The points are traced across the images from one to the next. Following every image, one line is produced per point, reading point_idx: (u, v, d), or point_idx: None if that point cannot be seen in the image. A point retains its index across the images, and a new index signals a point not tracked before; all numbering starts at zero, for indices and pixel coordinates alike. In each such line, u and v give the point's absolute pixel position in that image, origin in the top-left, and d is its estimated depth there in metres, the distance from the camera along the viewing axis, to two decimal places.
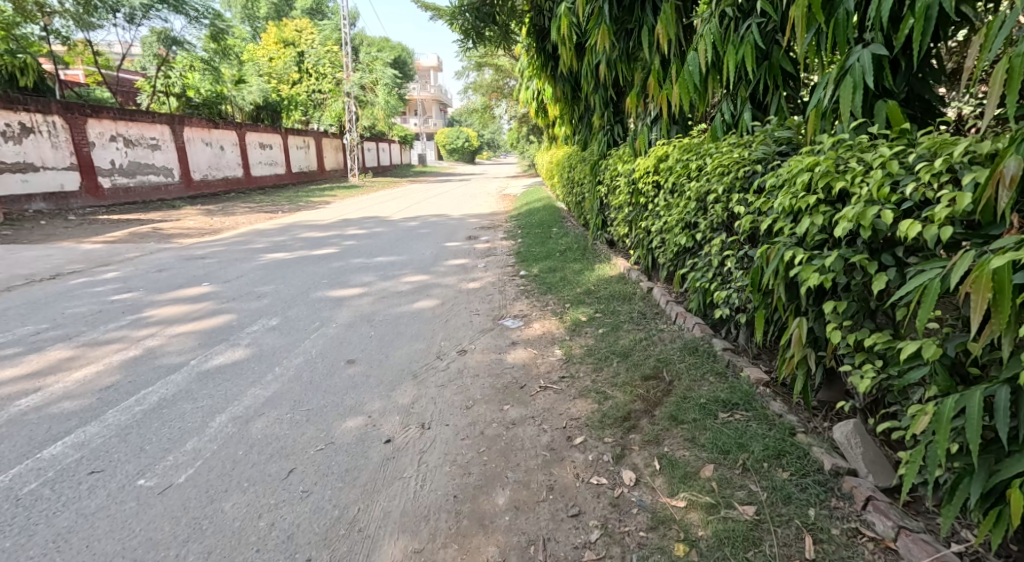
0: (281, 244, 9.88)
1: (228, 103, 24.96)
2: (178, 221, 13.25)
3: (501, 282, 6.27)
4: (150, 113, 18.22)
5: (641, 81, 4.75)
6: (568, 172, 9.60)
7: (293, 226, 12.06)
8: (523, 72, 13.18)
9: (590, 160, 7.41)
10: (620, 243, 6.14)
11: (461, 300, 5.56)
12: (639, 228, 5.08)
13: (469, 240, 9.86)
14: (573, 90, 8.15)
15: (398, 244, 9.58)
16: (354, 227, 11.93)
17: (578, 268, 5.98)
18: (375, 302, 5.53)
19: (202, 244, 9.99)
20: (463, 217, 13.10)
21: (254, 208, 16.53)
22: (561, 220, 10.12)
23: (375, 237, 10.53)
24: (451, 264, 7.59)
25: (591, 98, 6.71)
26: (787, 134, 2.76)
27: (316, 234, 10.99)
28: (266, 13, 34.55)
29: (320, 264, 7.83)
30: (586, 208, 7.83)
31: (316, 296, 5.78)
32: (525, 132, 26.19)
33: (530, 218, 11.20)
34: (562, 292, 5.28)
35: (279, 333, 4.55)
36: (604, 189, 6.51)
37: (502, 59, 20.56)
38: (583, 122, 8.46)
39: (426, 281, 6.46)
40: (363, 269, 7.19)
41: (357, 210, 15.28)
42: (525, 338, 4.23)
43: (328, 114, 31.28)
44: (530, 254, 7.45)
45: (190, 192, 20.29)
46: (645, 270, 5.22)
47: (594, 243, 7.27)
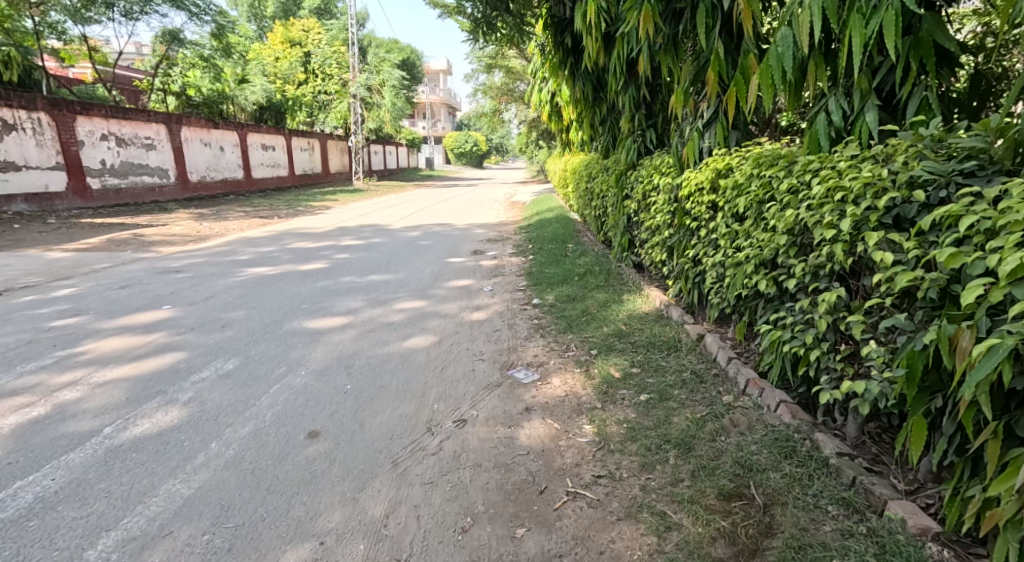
0: (268, 256, 8.98)
1: (229, 103, 24.23)
2: (164, 227, 12.39)
3: (511, 312, 5.34)
4: (145, 111, 17.46)
5: (692, 73, 3.85)
6: (586, 182, 8.68)
7: (285, 234, 11.17)
8: (536, 73, 12.27)
9: (614, 170, 6.50)
10: (653, 269, 5.21)
11: (464, 338, 4.62)
12: (683, 257, 4.15)
13: (474, 255, 8.93)
14: (595, 90, 7.25)
15: (395, 259, 8.66)
16: (350, 236, 11.04)
17: (604, 299, 5.06)
18: (360, 339, 4.59)
19: (182, 254, 9.09)
20: (469, 227, 12.17)
21: (249, 213, 15.69)
22: (577, 234, 9.17)
23: (372, 249, 9.62)
24: (454, 285, 6.65)
25: (618, 99, 5.82)
26: (973, 144, 1.82)
27: (308, 244, 10.07)
28: (273, 11, 33.88)
29: (305, 282, 6.90)
30: (609, 223, 6.91)
31: (290, 328, 4.85)
32: (536, 136, 25.25)
33: (542, 230, 10.28)
34: (587, 332, 4.34)
35: (233, 383, 3.62)
36: (633, 205, 5.58)
37: (514, 61, 19.72)
38: (605, 126, 7.55)
39: (423, 309, 5.53)
40: (352, 291, 6.26)
41: (357, 216, 14.40)
42: (543, 402, 3.29)
43: (333, 115, 30.49)
44: (544, 275, 6.51)
45: (187, 194, 19.57)
46: (689, 307, 4.26)
47: (618, 265, 6.32)
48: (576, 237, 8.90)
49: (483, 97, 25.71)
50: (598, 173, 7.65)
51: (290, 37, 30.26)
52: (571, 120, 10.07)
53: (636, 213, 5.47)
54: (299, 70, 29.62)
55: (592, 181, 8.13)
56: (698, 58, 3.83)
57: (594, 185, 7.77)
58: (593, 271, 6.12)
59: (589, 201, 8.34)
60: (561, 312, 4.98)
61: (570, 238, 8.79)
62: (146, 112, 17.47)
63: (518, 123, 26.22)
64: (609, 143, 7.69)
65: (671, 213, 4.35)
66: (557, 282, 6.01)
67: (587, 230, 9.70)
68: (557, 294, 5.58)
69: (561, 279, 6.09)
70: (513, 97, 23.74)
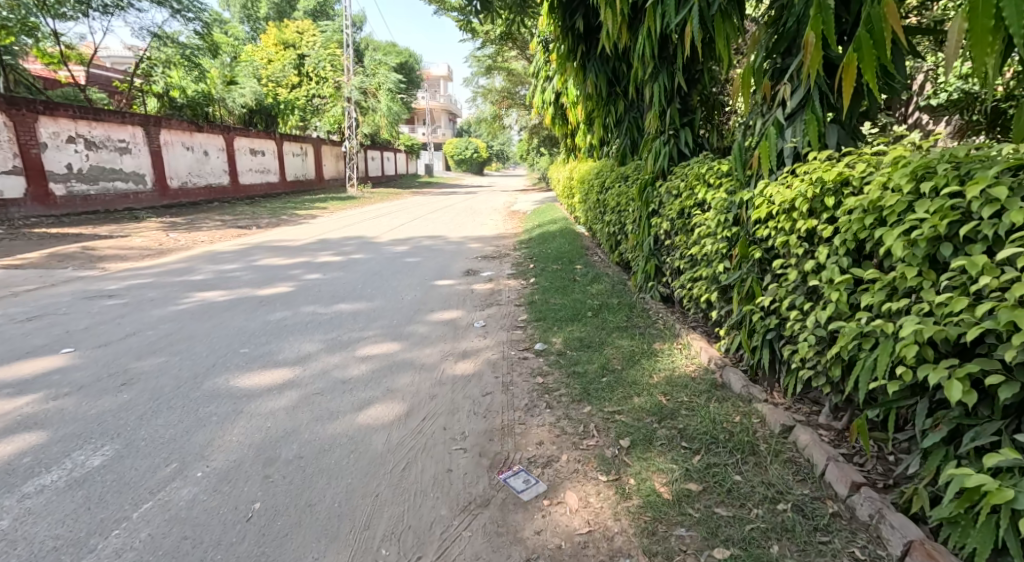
0: (227, 275, 7.80)
1: (216, 105, 23.17)
2: (125, 237, 11.24)
3: (507, 362, 4.14)
4: (119, 113, 16.49)
5: (768, 42, 2.73)
6: (595, 192, 7.55)
7: (256, 249, 10.01)
8: (540, 71, 11.14)
9: (635, 180, 5.34)
10: (694, 309, 4.03)
11: (444, 406, 3.41)
12: (748, 303, 2.98)
13: (467, 275, 7.73)
14: (612, 84, 6.15)
15: (374, 279, 7.49)
16: (328, 252, 9.87)
17: (630, 350, 3.88)
18: (301, 407, 3.37)
19: (128, 273, 7.92)
20: (463, 241, 10.97)
21: (226, 223, 14.52)
22: (586, 252, 8.00)
23: (350, 268, 8.44)
24: (437, 318, 5.45)
25: (644, 89, 4.69)
26: None
27: (278, 262, 8.90)
28: (267, 12, 32.87)
29: (256, 313, 5.70)
30: (628, 244, 5.73)
31: (211, 387, 3.64)
32: (538, 142, 24.02)
33: (544, 246, 9.09)
34: (612, 406, 3.13)
35: (86, 495, 2.42)
36: (663, 224, 4.40)
37: (516, 63, 18.59)
38: (622, 128, 6.42)
39: (394, 357, 4.31)
40: (310, 329, 5.05)
41: (342, 227, 13.24)
42: (552, 552, 2.09)
43: (327, 119, 29.41)
44: (549, 308, 5.32)
45: (165, 201, 18.66)
46: (753, 370, 3.09)
47: (639, 295, 5.15)
48: (584, 256, 7.71)
49: (483, 102, 24.62)
50: (612, 184, 6.47)
51: (284, 39, 29.48)
52: (580, 122, 8.93)
53: (665, 235, 4.30)
54: (291, 72, 28.60)
55: (603, 195, 6.96)
56: (777, 20, 2.73)
57: (607, 196, 6.59)
58: (611, 304, 4.95)
59: (601, 219, 7.17)
60: (576, 368, 3.77)
61: (577, 257, 7.61)
62: (120, 113, 16.50)
63: (518, 130, 25.16)
64: (626, 148, 6.55)
65: (731, 241, 3.18)
66: (567, 320, 4.81)
67: (597, 248, 8.52)
68: (567, 337, 4.39)
69: (571, 314, 4.90)
70: (513, 104, 22.66)
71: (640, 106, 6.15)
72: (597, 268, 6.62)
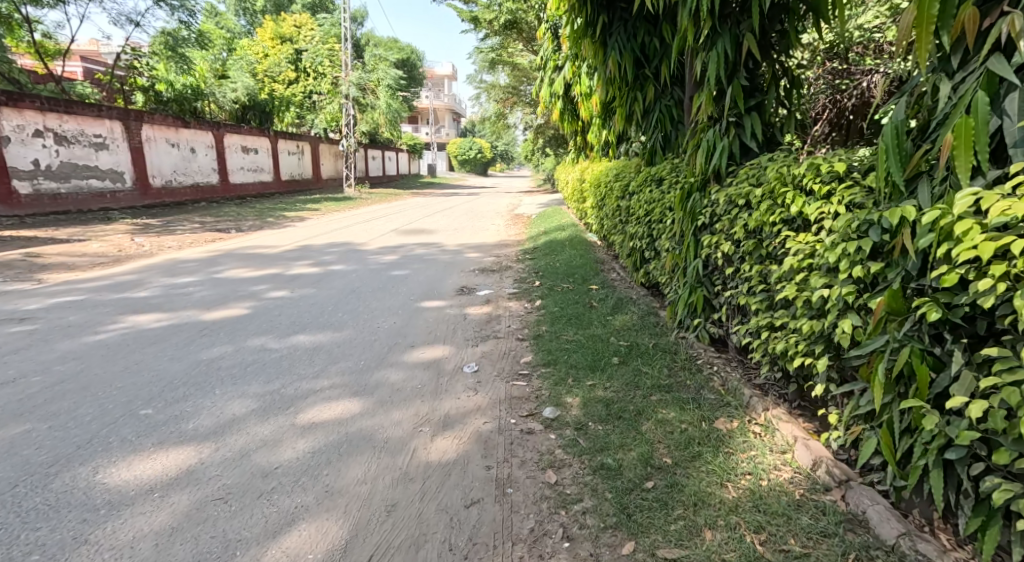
0: (178, 291, 6.65)
1: (207, 100, 22.20)
2: (84, 241, 10.14)
3: (503, 439, 2.95)
4: (95, 106, 15.72)
5: None
6: (613, 198, 6.41)
7: (224, 258, 8.89)
8: (549, 62, 10.02)
9: (674, 184, 4.19)
10: (771, 368, 2.84)
11: (405, 531, 2.23)
12: (902, 392, 1.85)
13: (461, 293, 6.58)
14: (638, 65, 5.06)
15: (349, 298, 6.30)
16: (306, 261, 8.74)
17: (683, 430, 2.70)
18: (182, 534, 2.20)
19: (64, 286, 6.79)
20: (460, 250, 9.82)
21: (205, 226, 13.42)
22: (601, 267, 6.86)
23: (325, 282, 7.26)
24: (417, 359, 4.24)
25: (696, 58, 3.47)
26: None
27: (245, 274, 7.75)
28: (265, 5, 31.85)
29: (187, 347, 4.52)
30: (663, 266, 4.54)
31: (61, 486, 2.45)
32: (544, 142, 22.92)
33: (552, 259, 7.92)
34: (671, 551, 1.97)
35: None
36: (717, 247, 3.26)
37: (521, 58, 17.38)
38: (647, 117, 5.29)
39: (349, 427, 3.11)
40: (247, 375, 3.85)
41: (329, 232, 12.12)
42: None
43: (324, 116, 28.27)
44: (562, 351, 4.15)
45: (147, 200, 17.69)
46: (899, 489, 1.94)
47: (676, 333, 3.99)
48: (599, 273, 6.53)
49: (487, 101, 23.58)
50: (635, 188, 5.34)
51: (280, 33, 28.44)
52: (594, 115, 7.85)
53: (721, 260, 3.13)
54: (288, 68, 27.89)
55: (623, 204, 5.80)
56: None
57: (630, 204, 5.47)
58: (645, 350, 3.79)
59: (622, 230, 6.01)
60: (607, 457, 2.60)
61: (592, 274, 6.43)
62: (96, 106, 15.73)
63: (522, 130, 24.08)
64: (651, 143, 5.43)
65: (863, 283, 2.02)
66: (587, 371, 3.65)
67: (615, 262, 7.35)
68: (589, 401, 3.23)
69: (592, 363, 3.73)
70: (518, 103, 21.52)
71: (674, 90, 5.05)
72: (619, 292, 5.45)
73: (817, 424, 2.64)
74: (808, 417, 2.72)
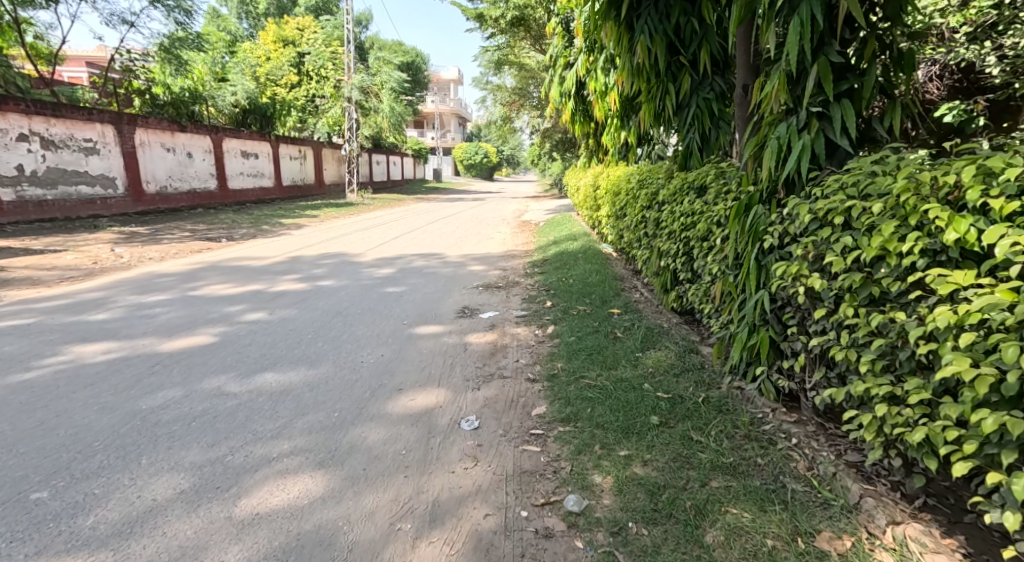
0: (142, 312, 5.86)
1: (205, 104, 21.64)
2: (58, 253, 9.39)
3: (509, 552, 2.16)
4: (84, 109, 15.13)
5: None
6: (634, 208, 5.64)
7: (204, 272, 8.14)
8: (558, 58, 9.30)
9: (724, 194, 3.42)
10: (885, 454, 2.06)
11: None
12: None
13: (462, 315, 5.79)
14: (671, 52, 4.34)
15: (334, 322, 5.51)
16: (293, 276, 7.99)
17: (770, 550, 1.98)
18: None
19: (16, 306, 6.05)
20: (462, 263, 9.05)
21: (194, 234, 12.70)
22: (621, 285, 6.07)
23: (311, 301, 6.46)
24: (404, 410, 3.44)
25: (765, 33, 2.67)
26: None
27: (223, 292, 6.97)
28: (266, 8, 31.29)
29: (127, 389, 3.70)
30: (705, 292, 3.75)
31: None
32: (552, 146, 22.19)
33: (564, 274, 7.13)
34: None
35: None
36: (792, 280, 2.47)
37: (528, 58, 16.62)
38: (679, 114, 4.54)
39: (306, 522, 2.34)
40: (189, 435, 3.04)
41: (323, 242, 11.39)
42: None
43: (326, 120, 27.61)
44: (583, 401, 3.36)
45: (140, 207, 17.05)
46: None
47: (726, 379, 3.21)
48: (620, 293, 5.75)
49: (493, 104, 22.90)
50: (663, 196, 4.57)
51: (282, 36, 28.00)
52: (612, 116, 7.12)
53: (800, 299, 2.37)
54: (290, 71, 27.37)
55: (648, 215, 5.02)
56: None
57: (659, 215, 4.71)
58: (694, 403, 2.98)
59: (648, 242, 5.23)
60: None
61: (612, 295, 5.64)
62: (86, 109, 15.12)
63: (529, 134, 23.40)
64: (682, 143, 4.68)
65: None
66: (619, 434, 2.85)
67: (636, 279, 6.57)
68: (625, 485, 2.44)
69: (624, 423, 2.94)
70: (524, 106, 20.78)
71: (716, 80, 4.35)
72: (646, 320, 4.65)
73: (963, 542, 1.93)
74: (945, 527, 2.00)
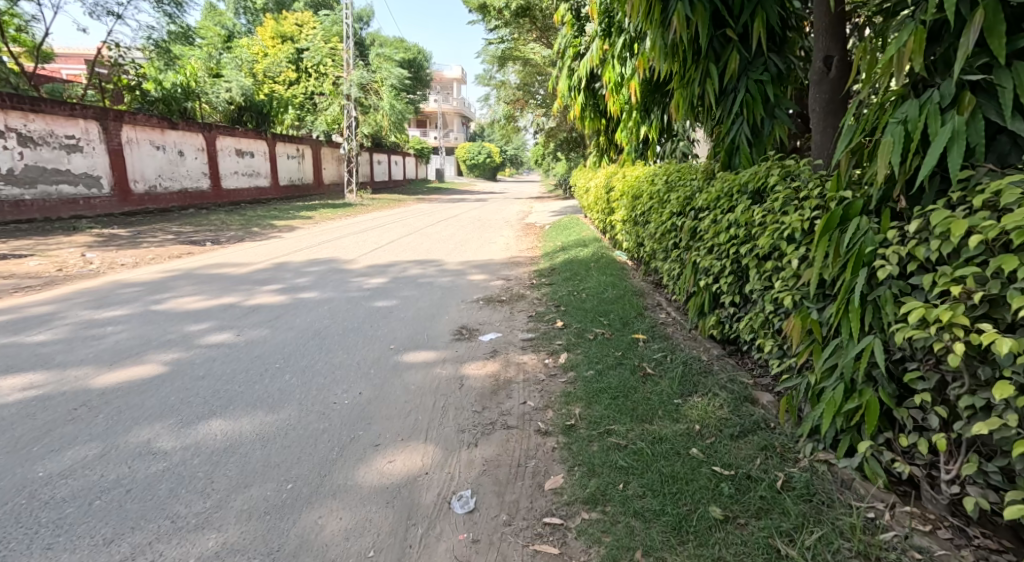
0: (89, 332, 5.08)
1: (199, 100, 20.96)
2: (22, 258, 8.62)
3: None
4: (67, 104, 14.43)
5: None
6: (660, 214, 4.84)
7: (176, 282, 7.37)
8: (567, 49, 8.53)
9: (798, 201, 2.62)
10: None
11: None
12: None
13: (458, 337, 5.00)
14: (715, 23, 3.54)
15: (309, 347, 4.71)
16: (273, 286, 7.22)
17: None
18: None
19: None
20: (461, 271, 8.27)
21: (178, 237, 11.96)
22: (643, 304, 5.28)
23: (286, 319, 5.66)
24: (380, 481, 2.67)
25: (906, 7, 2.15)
26: None
27: (190, 305, 6.17)
28: (265, 4, 30.56)
29: (27, 446, 2.92)
30: (764, 324, 2.97)
31: None
32: (557, 145, 21.41)
33: (576, 288, 6.34)
34: None
35: None
36: (935, 331, 1.74)
37: (533, 52, 15.82)
38: (722, 99, 3.75)
39: None
40: (85, 523, 2.28)
41: (314, 247, 10.62)
42: None
43: (323, 119, 26.63)
44: (613, 471, 2.56)
45: (127, 207, 16.33)
46: None
47: (802, 445, 2.44)
48: (644, 314, 4.95)
49: (496, 102, 22.11)
50: (701, 201, 3.77)
51: (281, 32, 27.34)
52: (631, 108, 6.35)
53: (951, 360, 1.64)
54: (288, 68, 26.66)
55: (680, 223, 4.22)
56: None
57: (695, 223, 3.90)
58: (771, 487, 2.21)
59: (679, 255, 4.44)
60: None
61: (634, 316, 4.85)
62: (68, 104, 14.41)
63: (534, 133, 22.62)
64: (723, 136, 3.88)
65: None
66: (669, 534, 2.07)
67: (660, 295, 5.76)
68: None
69: (675, 515, 2.15)
70: (528, 104, 20.00)
71: (771, 59, 3.51)
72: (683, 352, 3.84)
73: None
74: None
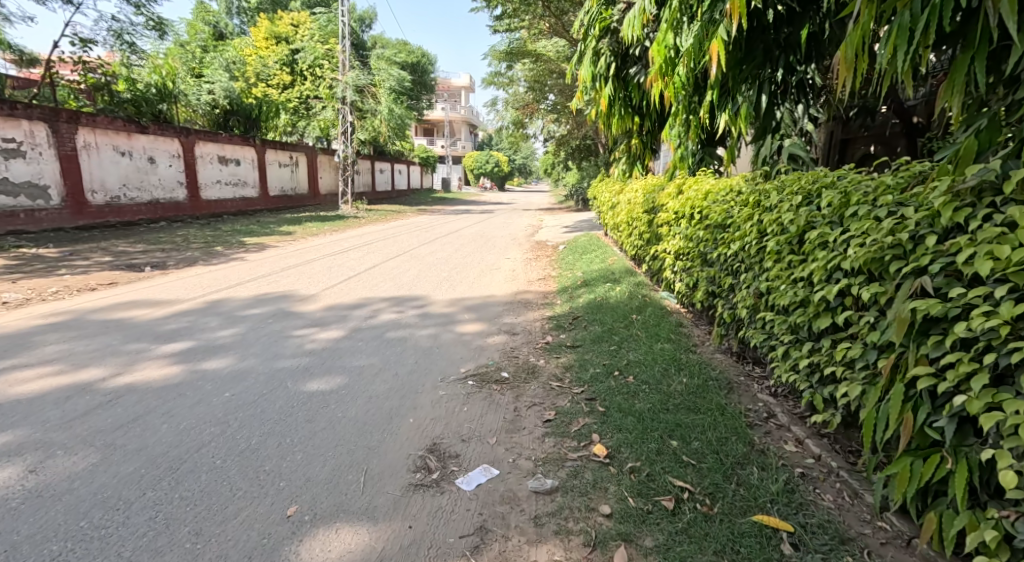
0: None
1: (178, 103, 19.04)
2: None
3: None
4: (6, 103, 12.47)
5: None
6: (792, 266, 2.69)
7: (44, 338, 5.18)
8: (589, 25, 6.04)
9: None
10: None
11: None
12: None
13: (419, 483, 2.81)
14: None
15: (131, 511, 2.49)
16: (175, 345, 5.02)
17: None
18: None
19: None
20: (451, 320, 6.02)
21: (115, 261, 9.82)
22: (738, 414, 3.10)
23: (149, 419, 3.44)
24: None
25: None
26: None
27: (22, 387, 3.97)
28: (259, 3, 28.76)
29: None
30: None
31: None
32: (572, 154, 19.16)
33: (617, 361, 4.18)
34: None
35: None
36: None
37: (546, 46, 13.61)
38: None
39: None
40: None
41: (271, 277, 8.41)
42: None
43: (316, 124, 24.49)
44: None
45: (81, 221, 14.31)
46: None
47: None
48: (757, 448, 2.76)
49: (504, 108, 19.98)
50: (982, 266, 1.65)
51: (275, 32, 25.47)
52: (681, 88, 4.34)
53: None
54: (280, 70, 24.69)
55: (871, 290, 2.08)
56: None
57: (936, 307, 1.74)
58: None
59: (845, 351, 2.28)
60: None
61: (740, 456, 2.68)
62: (8, 102, 12.47)
63: (544, 142, 20.56)
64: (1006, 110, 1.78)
65: None
66: None
67: (762, 386, 3.57)
68: None
69: None
70: (538, 110, 17.88)
71: None
72: None
73: None
74: None
